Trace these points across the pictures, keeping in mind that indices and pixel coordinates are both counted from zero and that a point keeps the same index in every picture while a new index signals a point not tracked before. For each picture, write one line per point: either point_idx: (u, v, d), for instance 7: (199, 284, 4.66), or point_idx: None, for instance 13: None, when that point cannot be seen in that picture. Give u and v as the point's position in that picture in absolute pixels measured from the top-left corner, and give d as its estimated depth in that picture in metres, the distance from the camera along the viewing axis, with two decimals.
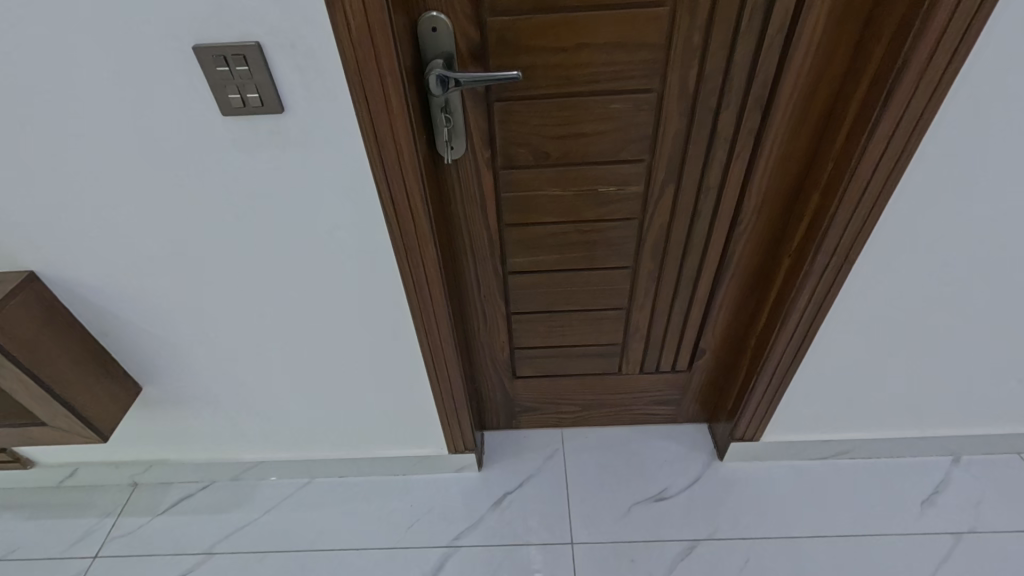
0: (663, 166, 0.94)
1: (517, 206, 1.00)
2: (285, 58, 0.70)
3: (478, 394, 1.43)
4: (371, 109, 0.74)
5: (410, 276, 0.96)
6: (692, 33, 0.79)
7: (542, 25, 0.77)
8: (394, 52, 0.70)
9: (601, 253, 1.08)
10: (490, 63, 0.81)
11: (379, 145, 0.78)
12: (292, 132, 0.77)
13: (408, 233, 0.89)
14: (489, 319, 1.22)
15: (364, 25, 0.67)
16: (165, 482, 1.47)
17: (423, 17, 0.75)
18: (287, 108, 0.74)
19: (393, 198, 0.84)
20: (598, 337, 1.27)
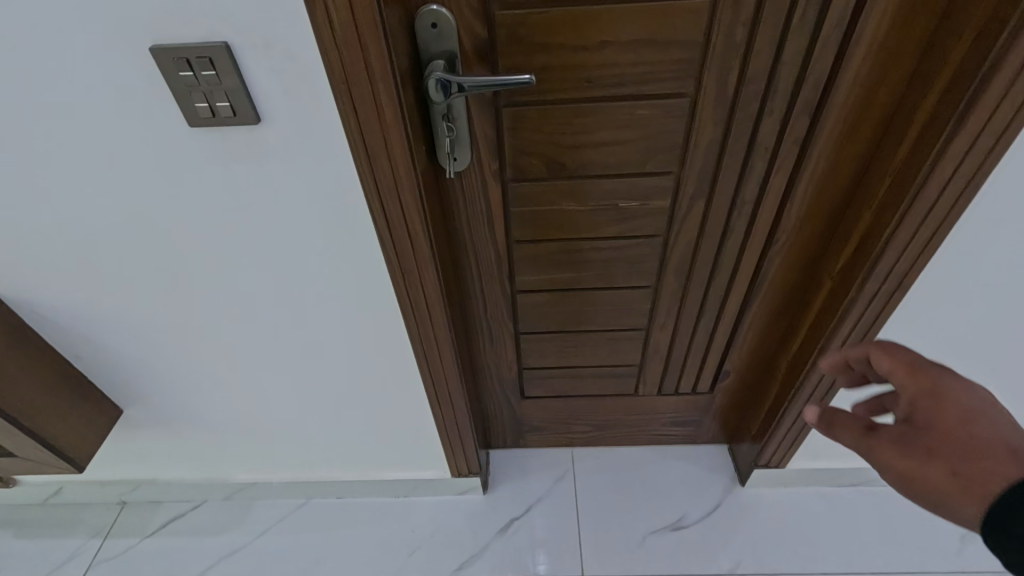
0: (693, 179, 0.83)
1: (529, 222, 0.90)
2: (260, 60, 0.59)
3: (483, 413, 1.34)
4: (360, 121, 0.63)
5: (408, 301, 0.87)
6: (735, 29, 0.67)
7: (561, 20, 0.66)
8: (385, 56, 0.59)
9: (619, 271, 0.98)
10: (500, 63, 0.70)
11: (370, 161, 0.67)
12: (269, 144, 0.67)
13: (406, 256, 0.79)
14: (496, 338, 1.12)
15: (349, 22, 0.56)
16: (155, 501, 1.40)
17: (422, 11, 0.64)
18: (264, 118, 0.64)
19: (387, 221, 0.74)
20: (615, 358, 1.17)
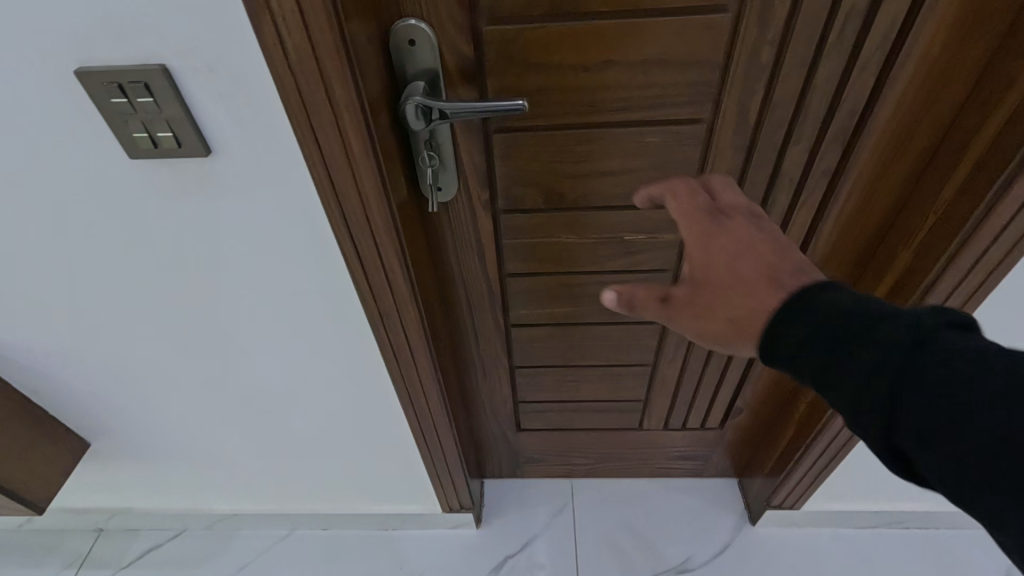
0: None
1: (523, 254, 0.81)
2: (203, 85, 0.50)
3: (476, 445, 1.26)
4: (323, 154, 0.54)
5: (389, 342, 0.78)
6: (761, 47, 0.58)
7: (559, 36, 0.57)
8: (351, 83, 0.50)
9: None
10: (489, 84, 0.61)
11: (338, 198, 0.58)
12: (221, 179, 0.58)
13: (384, 296, 0.70)
14: (489, 371, 1.04)
15: (307, 46, 0.47)
16: (132, 529, 1.33)
17: (397, 27, 0.56)
18: (214, 149, 0.55)
19: (361, 261, 0.65)
20: (618, 393, 1.09)
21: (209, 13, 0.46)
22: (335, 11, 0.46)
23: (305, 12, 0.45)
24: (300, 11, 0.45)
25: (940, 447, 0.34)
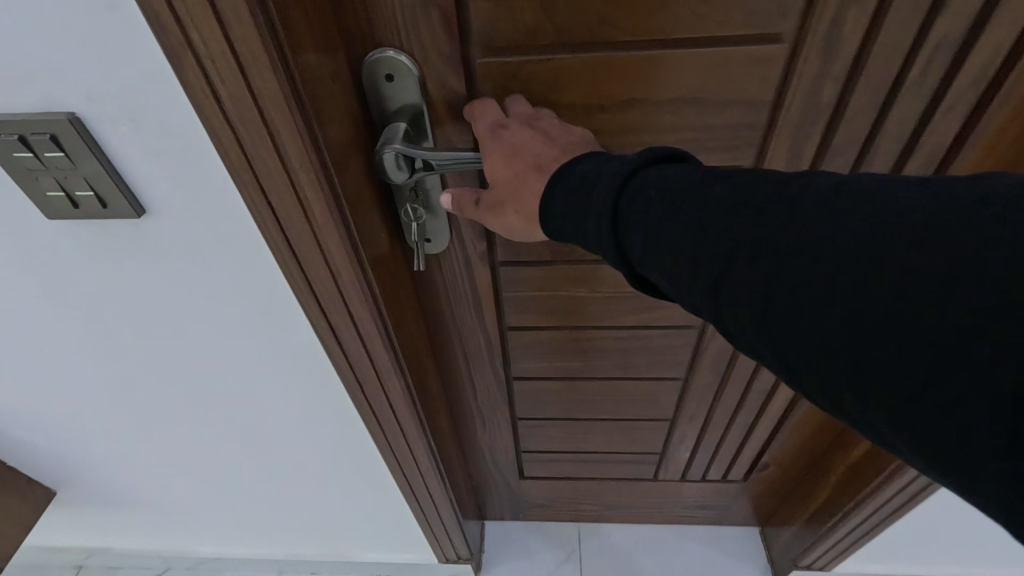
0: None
1: (526, 308, 0.71)
2: (128, 137, 0.40)
3: (475, 490, 1.17)
4: (280, 217, 0.43)
5: (372, 414, 0.68)
6: (822, 84, 0.47)
7: (569, 70, 0.47)
8: (313, 145, 0.40)
9: (641, 361, 0.79)
10: (484, 125, 0.50)
11: (301, 265, 0.48)
12: (166, 244, 0.49)
13: (363, 365, 0.60)
14: (490, 421, 0.94)
15: (252, 101, 0.36)
16: (112, 568, 1.25)
17: (371, 59, 0.45)
18: (149, 210, 0.46)
19: (335, 338, 0.55)
20: (631, 446, 0.99)
21: (123, 52, 0.35)
22: (286, 59, 0.36)
23: (243, 62, 0.35)
24: (238, 60, 0.35)
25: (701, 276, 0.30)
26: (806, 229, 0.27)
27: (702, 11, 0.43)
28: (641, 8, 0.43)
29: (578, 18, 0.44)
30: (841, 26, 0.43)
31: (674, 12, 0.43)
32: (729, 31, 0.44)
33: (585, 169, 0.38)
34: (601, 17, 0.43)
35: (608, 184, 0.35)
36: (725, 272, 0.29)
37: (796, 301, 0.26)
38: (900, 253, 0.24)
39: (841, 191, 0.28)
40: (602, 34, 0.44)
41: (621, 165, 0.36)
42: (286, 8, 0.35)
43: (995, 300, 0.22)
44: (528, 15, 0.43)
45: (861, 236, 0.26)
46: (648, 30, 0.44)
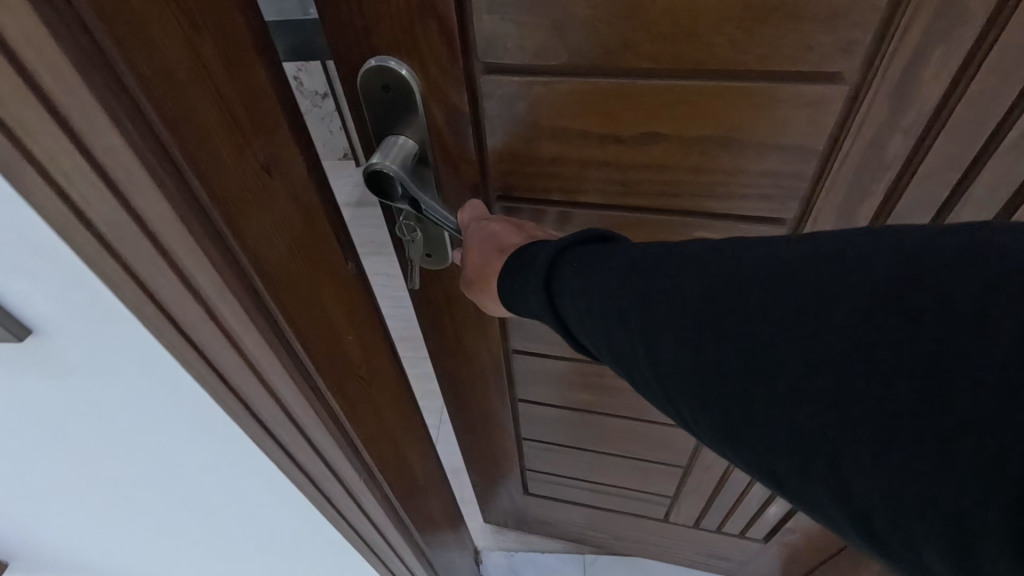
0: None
1: (533, 332, 0.67)
2: None
3: (481, 498, 1.15)
4: (203, 353, 0.34)
5: (354, 529, 0.59)
6: (889, 137, 0.38)
7: (582, 97, 0.41)
8: (232, 266, 0.34)
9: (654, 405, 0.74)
10: (488, 146, 0.46)
11: (238, 397, 0.38)
12: (70, 362, 0.35)
13: (330, 480, 0.51)
14: (496, 440, 0.91)
15: (151, 239, 0.29)
16: None
17: (365, 70, 0.41)
18: (35, 330, 0.33)
19: (294, 467, 0.47)
20: (641, 484, 0.93)
21: None
22: (185, 173, 0.30)
23: (117, 178, 0.26)
24: (119, 194, 0.27)
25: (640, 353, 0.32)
26: (725, 325, 0.28)
27: (742, 41, 0.36)
28: (667, 33, 0.37)
29: (593, 40, 0.38)
30: (920, 71, 0.35)
31: (708, 41, 0.36)
32: (774, 67, 0.37)
33: (530, 248, 0.40)
34: (621, 41, 0.37)
35: (542, 270, 0.38)
36: (663, 372, 0.30)
37: (731, 408, 0.28)
38: (808, 351, 0.25)
39: (751, 267, 0.29)
40: (622, 59, 0.38)
41: (554, 244, 0.38)
42: (175, 102, 0.29)
43: (896, 395, 0.23)
44: (536, 33, 0.38)
45: (787, 333, 0.26)
46: (675, 59, 0.38)
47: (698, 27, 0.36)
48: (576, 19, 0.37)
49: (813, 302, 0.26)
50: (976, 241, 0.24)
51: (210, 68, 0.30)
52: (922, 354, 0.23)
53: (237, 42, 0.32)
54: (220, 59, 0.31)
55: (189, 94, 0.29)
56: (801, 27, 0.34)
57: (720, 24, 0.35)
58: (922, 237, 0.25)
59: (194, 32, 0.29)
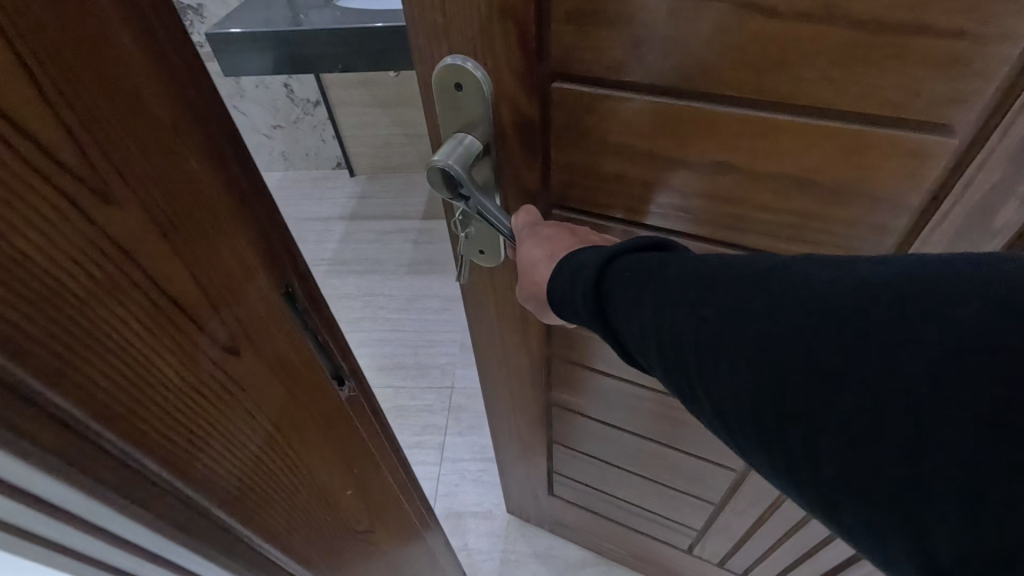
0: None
1: (575, 341, 0.67)
2: None
3: (506, 492, 1.17)
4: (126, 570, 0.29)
5: None
6: (1000, 201, 0.34)
7: (657, 118, 0.39)
8: (169, 500, 0.28)
9: (691, 435, 0.72)
10: (552, 154, 0.45)
11: None
12: None
13: None
14: (525, 438, 0.92)
15: (31, 499, 0.23)
16: None
17: (440, 66, 0.42)
18: None
19: None
20: (668, 510, 0.91)
21: None
22: (110, 401, 0.24)
23: None
24: None
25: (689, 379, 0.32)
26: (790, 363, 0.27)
27: (837, 78, 0.33)
28: (753, 63, 0.34)
29: (673, 62, 0.36)
30: None
31: (799, 75, 0.33)
32: (872, 109, 0.33)
33: (578, 254, 0.40)
34: (702, 66, 0.35)
35: (591, 278, 0.37)
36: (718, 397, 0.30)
37: (791, 450, 0.27)
38: (872, 396, 0.25)
39: (804, 299, 0.28)
40: (700, 84, 0.36)
41: (604, 251, 0.38)
42: (84, 337, 0.22)
43: (968, 450, 0.22)
44: (613, 47, 0.37)
45: (840, 379, 0.26)
46: (759, 90, 0.35)
47: (791, 59, 0.33)
48: (657, 39, 0.35)
49: (893, 352, 0.25)
50: None
51: (148, 252, 0.24)
52: (986, 408, 0.22)
53: (178, 204, 0.25)
54: (166, 230, 0.24)
55: (121, 299, 0.23)
56: (909, 69, 0.31)
57: (816, 58, 0.32)
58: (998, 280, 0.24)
59: (107, 230, 0.22)
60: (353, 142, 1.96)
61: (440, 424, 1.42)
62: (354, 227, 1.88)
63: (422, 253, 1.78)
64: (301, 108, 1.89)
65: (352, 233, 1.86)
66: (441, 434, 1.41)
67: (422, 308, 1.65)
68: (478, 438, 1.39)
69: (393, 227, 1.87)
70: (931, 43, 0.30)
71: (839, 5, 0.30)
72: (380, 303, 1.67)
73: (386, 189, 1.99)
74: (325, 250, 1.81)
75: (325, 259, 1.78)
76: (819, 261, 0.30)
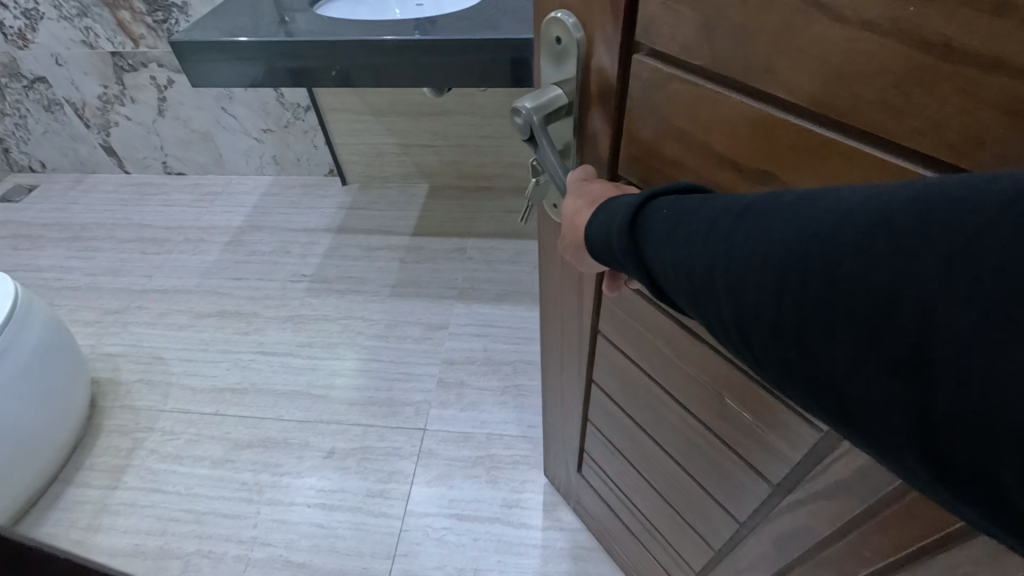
0: (856, 474, 0.62)
1: (611, 321, 0.88)
2: None
3: (545, 443, 1.54)
4: None
5: None
6: None
7: (725, 113, 0.48)
8: None
9: (677, 426, 0.90)
10: (621, 118, 0.58)
11: None
12: None
13: None
14: (569, 402, 1.21)
15: None
16: (155, 487, 1.84)
17: (549, 26, 0.58)
18: None
19: None
20: (654, 504, 1.13)
21: None
22: None
23: None
24: None
25: (724, 321, 0.43)
26: (805, 299, 0.38)
27: (898, 106, 0.37)
28: (820, 77, 0.40)
29: (740, 56, 0.44)
30: None
31: (859, 92, 0.38)
32: (923, 144, 0.37)
33: (614, 203, 0.53)
34: (768, 65, 0.43)
35: (622, 223, 0.50)
36: (751, 324, 0.41)
37: (808, 371, 0.38)
38: (862, 327, 0.35)
39: (803, 253, 0.38)
40: (761, 82, 0.44)
41: (634, 199, 0.50)
42: None
43: (945, 360, 0.31)
44: (689, 28, 0.46)
45: (837, 315, 0.36)
46: (822, 103, 0.41)
47: (850, 72, 0.38)
48: (728, 27, 0.44)
49: (878, 293, 0.34)
50: (993, 217, 0.31)
51: None
52: (962, 332, 0.31)
53: None
54: None
55: None
56: (977, 109, 0.33)
57: (880, 79, 0.37)
58: (954, 225, 0.32)
59: None
60: (347, 148, 2.72)
61: (406, 472, 1.82)
62: (339, 241, 2.59)
63: (406, 278, 2.40)
64: (290, 110, 2.66)
65: (338, 251, 2.54)
66: (408, 483, 1.79)
67: (389, 345, 2.16)
68: (443, 491, 1.77)
69: (380, 245, 2.55)
70: (1005, 82, 0.32)
71: (905, 19, 0.34)
72: (357, 325, 2.24)
73: (378, 202, 2.76)
74: (308, 266, 2.49)
75: (306, 275, 2.45)
76: (809, 212, 0.39)
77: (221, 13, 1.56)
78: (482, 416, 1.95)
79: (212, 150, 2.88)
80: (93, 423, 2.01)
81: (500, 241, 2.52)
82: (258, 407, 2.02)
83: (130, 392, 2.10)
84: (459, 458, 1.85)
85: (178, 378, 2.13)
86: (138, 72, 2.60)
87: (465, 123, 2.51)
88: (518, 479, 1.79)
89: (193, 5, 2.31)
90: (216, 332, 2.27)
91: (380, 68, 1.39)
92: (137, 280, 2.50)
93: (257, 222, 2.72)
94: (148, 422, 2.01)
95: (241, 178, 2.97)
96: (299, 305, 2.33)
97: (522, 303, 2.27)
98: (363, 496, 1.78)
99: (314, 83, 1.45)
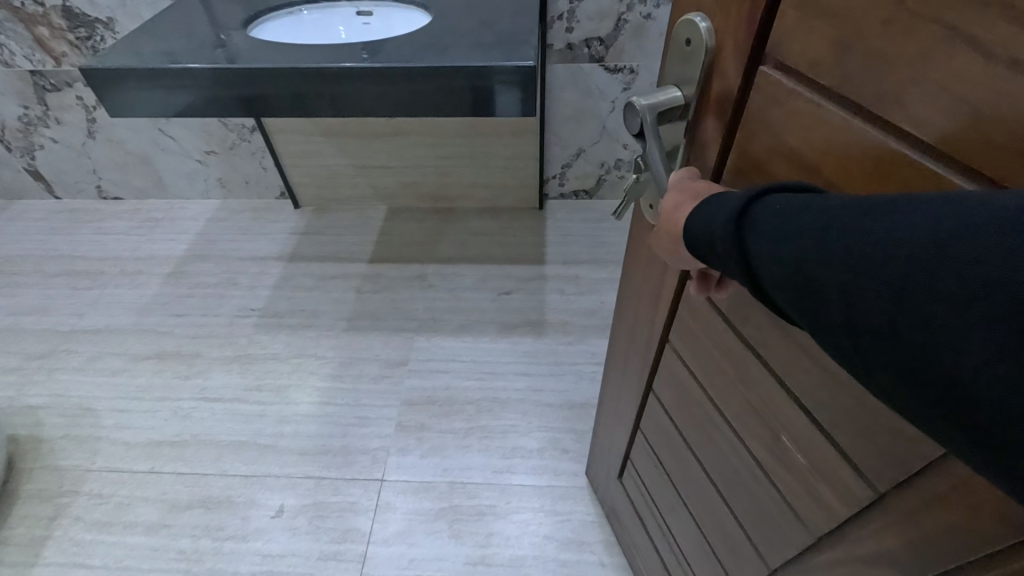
0: (905, 546, 0.53)
1: (684, 333, 0.79)
2: None
3: (593, 442, 1.46)
4: None
5: None
6: None
7: (843, 138, 0.41)
8: None
9: (723, 449, 0.81)
10: (736, 127, 0.51)
11: None
12: None
13: None
14: (623, 408, 1.13)
15: None
16: (77, 563, 1.58)
17: (684, 22, 0.52)
18: None
19: None
20: (687, 532, 1.03)
21: None
22: None
23: None
24: None
25: (836, 329, 0.35)
26: (937, 300, 0.29)
27: None
28: (966, 118, 0.33)
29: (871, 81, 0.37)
30: None
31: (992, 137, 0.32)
32: None
33: (721, 196, 0.44)
34: (899, 91, 0.36)
35: (733, 210, 0.41)
36: (870, 334, 0.33)
37: (939, 391, 0.30)
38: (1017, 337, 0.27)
39: (934, 245, 0.30)
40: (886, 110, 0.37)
41: (745, 193, 0.41)
42: None
43: None
44: (819, 42, 0.40)
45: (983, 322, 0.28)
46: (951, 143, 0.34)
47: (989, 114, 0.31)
48: (864, 47, 0.37)
49: None
50: None
51: None
52: None
53: None
54: None
55: None
56: None
57: None
58: None
59: None
60: (300, 170, 2.54)
61: (362, 530, 1.64)
62: (291, 269, 2.39)
63: (364, 308, 2.23)
64: (235, 132, 2.44)
65: (293, 281, 2.33)
66: (365, 543, 1.61)
67: (345, 388, 1.97)
68: (403, 550, 1.60)
69: (335, 273, 2.37)
70: None
71: None
72: (311, 364, 2.04)
73: (336, 225, 2.58)
74: (256, 300, 2.27)
75: (254, 309, 2.23)
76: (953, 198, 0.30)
77: (150, 31, 1.39)
78: (446, 462, 1.78)
79: (153, 173, 2.64)
80: (9, 487, 1.74)
81: (466, 265, 2.39)
82: (199, 463, 1.79)
83: (54, 451, 1.82)
84: (420, 511, 1.68)
85: (109, 432, 1.86)
86: (62, 92, 2.33)
87: (428, 142, 2.39)
88: (482, 532, 1.63)
89: (120, 21, 2.07)
90: (152, 377, 2.02)
91: (337, 101, 1.25)
92: (64, 319, 2.22)
93: (201, 251, 2.49)
94: (72, 485, 1.74)
95: (185, 202, 2.74)
96: (246, 344, 2.11)
97: (484, 334, 2.13)
98: (314, 560, 1.58)
99: (266, 113, 1.29)
